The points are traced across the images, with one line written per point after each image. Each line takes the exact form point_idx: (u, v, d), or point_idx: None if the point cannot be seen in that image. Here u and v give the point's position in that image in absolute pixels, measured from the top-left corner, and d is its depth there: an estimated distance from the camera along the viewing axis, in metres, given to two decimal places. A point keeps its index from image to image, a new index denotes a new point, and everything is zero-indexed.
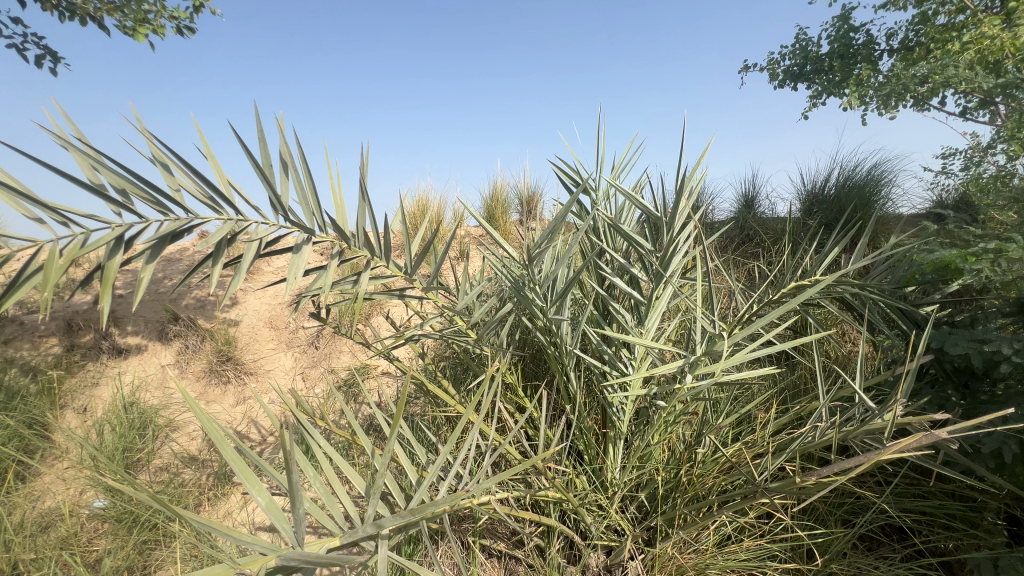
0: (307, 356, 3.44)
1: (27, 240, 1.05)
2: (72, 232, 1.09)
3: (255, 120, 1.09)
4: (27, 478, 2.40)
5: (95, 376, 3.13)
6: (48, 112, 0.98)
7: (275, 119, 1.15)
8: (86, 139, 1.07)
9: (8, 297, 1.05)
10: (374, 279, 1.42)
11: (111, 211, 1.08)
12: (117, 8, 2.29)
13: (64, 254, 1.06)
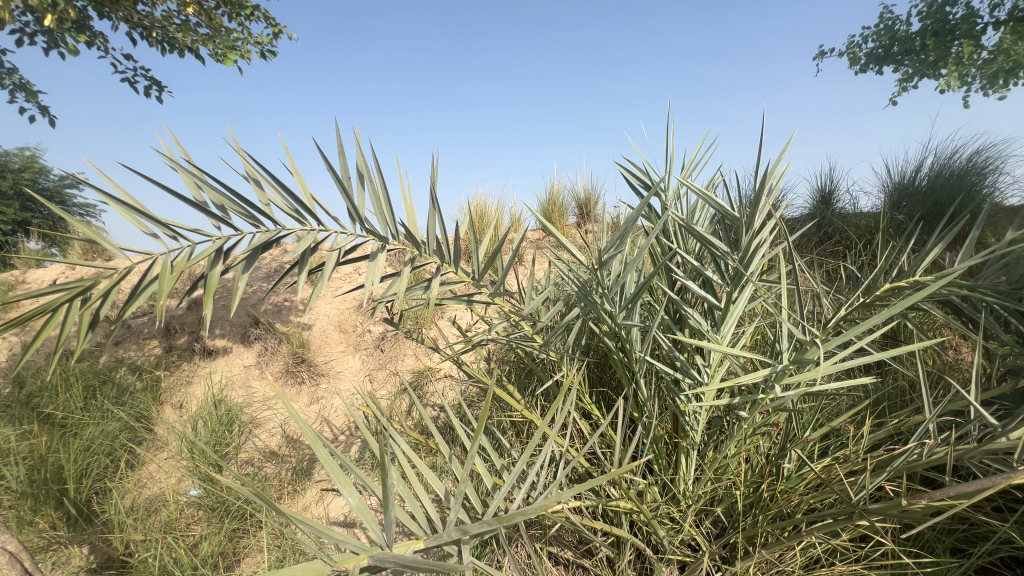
0: (374, 358, 3.59)
1: (144, 253, 1.17)
2: (179, 245, 1.21)
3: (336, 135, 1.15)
4: (136, 466, 2.66)
5: (189, 374, 3.43)
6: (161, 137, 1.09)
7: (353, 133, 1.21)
8: (191, 160, 1.18)
9: (130, 304, 1.18)
10: (444, 285, 1.45)
11: (212, 225, 1.18)
12: (210, 39, 2.50)
13: (174, 265, 1.17)
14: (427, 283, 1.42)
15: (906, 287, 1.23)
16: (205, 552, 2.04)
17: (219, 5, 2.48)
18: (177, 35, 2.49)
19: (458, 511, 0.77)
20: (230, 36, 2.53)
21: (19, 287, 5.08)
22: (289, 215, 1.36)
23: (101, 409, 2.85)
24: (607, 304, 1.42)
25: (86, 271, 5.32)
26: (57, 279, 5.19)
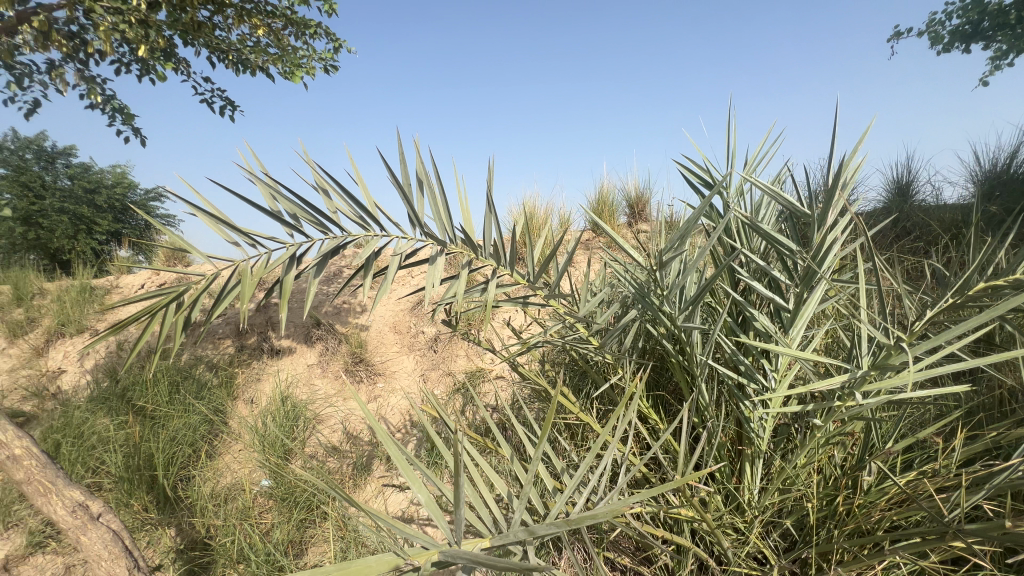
0: (427, 358, 3.69)
1: (228, 260, 1.27)
2: (257, 252, 1.30)
3: (398, 144, 1.20)
4: (214, 456, 2.88)
5: (258, 372, 3.66)
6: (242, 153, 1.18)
7: (414, 142, 1.26)
8: (267, 173, 1.26)
9: (219, 307, 1.28)
10: (500, 288, 1.47)
11: (286, 233, 1.26)
12: (278, 58, 2.67)
13: (254, 271, 1.26)
14: (485, 285, 1.45)
15: (1006, 287, 1.11)
16: (277, 539, 2.18)
17: (286, 26, 2.64)
18: (250, 56, 2.65)
19: (522, 511, 0.79)
20: (297, 54, 2.69)
21: (113, 291, 5.62)
22: (354, 222, 1.44)
23: (184, 403, 3.10)
24: (666, 306, 1.39)
25: (168, 276, 5.80)
26: (144, 283, 5.70)
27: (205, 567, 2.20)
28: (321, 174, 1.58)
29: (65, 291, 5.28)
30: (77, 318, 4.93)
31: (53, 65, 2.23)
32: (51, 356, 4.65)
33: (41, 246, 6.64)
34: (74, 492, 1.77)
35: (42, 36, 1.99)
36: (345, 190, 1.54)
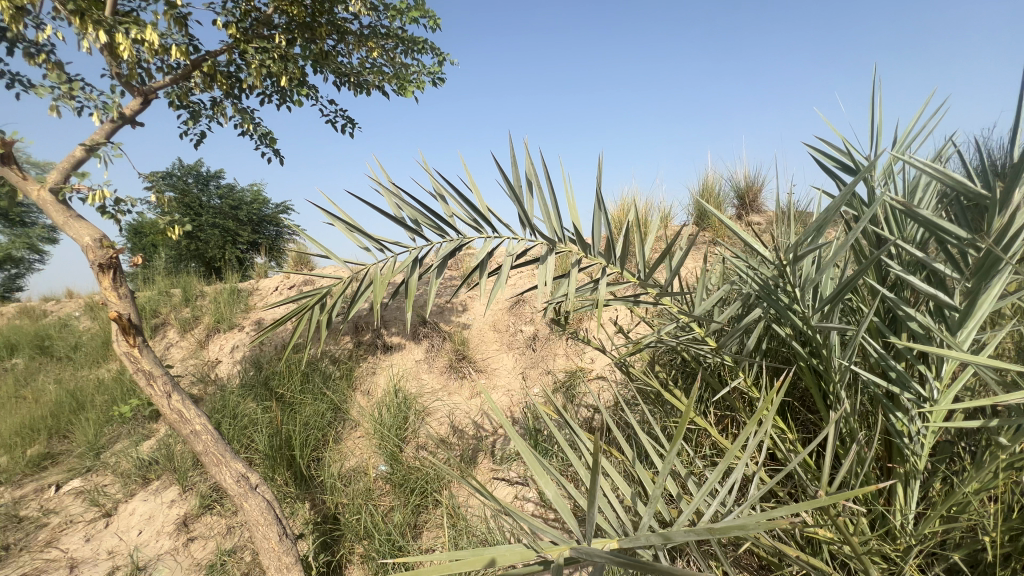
0: (526, 357, 3.76)
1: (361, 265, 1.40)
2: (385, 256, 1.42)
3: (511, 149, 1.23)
4: (338, 441, 3.19)
5: (373, 365, 3.97)
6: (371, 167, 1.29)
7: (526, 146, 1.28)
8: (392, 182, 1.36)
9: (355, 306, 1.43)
10: (611, 286, 1.45)
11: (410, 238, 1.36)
12: (392, 77, 2.89)
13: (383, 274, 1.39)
14: (596, 284, 1.44)
15: None
16: (397, 522, 2.35)
17: (398, 45, 2.84)
18: (368, 77, 2.90)
19: (650, 519, 0.78)
20: (408, 71, 2.88)
21: (254, 293, 6.48)
22: (468, 225, 1.52)
23: (313, 392, 3.50)
24: (796, 305, 1.27)
25: (296, 279, 6.55)
26: (278, 286, 6.50)
27: (335, 540, 2.40)
28: (438, 180, 1.69)
29: (219, 293, 6.20)
30: (229, 316, 5.77)
31: (216, 102, 2.63)
32: (210, 349, 5.48)
33: (199, 255, 7.85)
34: (238, 464, 2.07)
35: (209, 78, 2.34)
36: (460, 195, 1.62)
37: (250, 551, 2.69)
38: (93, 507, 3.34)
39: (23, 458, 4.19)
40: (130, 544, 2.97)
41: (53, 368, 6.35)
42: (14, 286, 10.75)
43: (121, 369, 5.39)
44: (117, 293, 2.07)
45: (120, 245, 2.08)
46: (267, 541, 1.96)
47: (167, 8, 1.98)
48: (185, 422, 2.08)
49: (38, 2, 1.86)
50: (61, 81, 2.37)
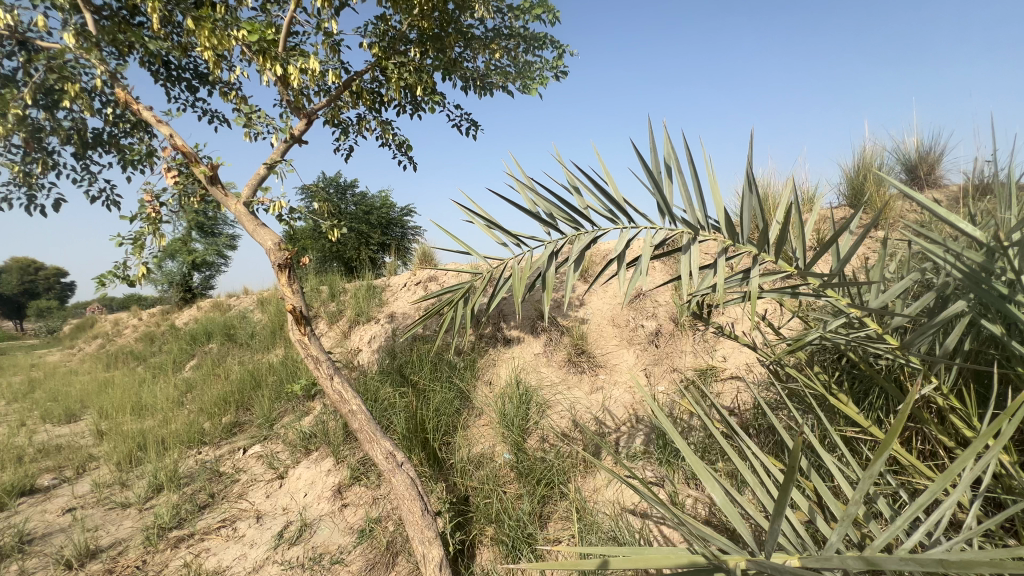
0: (649, 353, 3.63)
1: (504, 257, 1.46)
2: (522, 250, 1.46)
3: (654, 136, 1.18)
4: (465, 427, 3.36)
5: (495, 357, 4.12)
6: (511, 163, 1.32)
7: (669, 131, 1.21)
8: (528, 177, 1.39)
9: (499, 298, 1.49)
10: (765, 277, 1.32)
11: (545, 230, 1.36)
12: (517, 76, 2.96)
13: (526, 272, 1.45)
14: (746, 274, 1.33)
15: None
16: (526, 510, 2.42)
17: (521, 44, 2.91)
18: (494, 79, 3.00)
19: (840, 542, 0.70)
20: (530, 68, 2.93)
21: (386, 288, 7.17)
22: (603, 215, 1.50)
23: (442, 382, 3.74)
24: (1021, 297, 1.02)
25: (421, 276, 7.08)
26: (406, 282, 7.10)
27: (467, 521, 2.53)
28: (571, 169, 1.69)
29: (358, 289, 6.96)
30: (366, 310, 6.44)
31: (362, 118, 2.92)
32: (352, 338, 6.18)
33: (340, 256, 8.89)
34: (387, 442, 2.30)
35: (357, 96, 2.60)
36: (593, 184, 1.60)
37: (394, 521, 2.98)
38: (271, 469, 3.98)
39: (220, 425, 5.13)
40: (299, 504, 3.47)
41: (237, 353, 7.66)
42: (207, 285, 13.21)
43: (285, 355, 6.32)
44: (291, 288, 2.40)
45: (292, 247, 2.41)
46: (412, 514, 2.14)
47: (326, 37, 2.24)
48: (344, 402, 2.36)
49: (233, 48, 2.23)
50: (246, 112, 2.82)
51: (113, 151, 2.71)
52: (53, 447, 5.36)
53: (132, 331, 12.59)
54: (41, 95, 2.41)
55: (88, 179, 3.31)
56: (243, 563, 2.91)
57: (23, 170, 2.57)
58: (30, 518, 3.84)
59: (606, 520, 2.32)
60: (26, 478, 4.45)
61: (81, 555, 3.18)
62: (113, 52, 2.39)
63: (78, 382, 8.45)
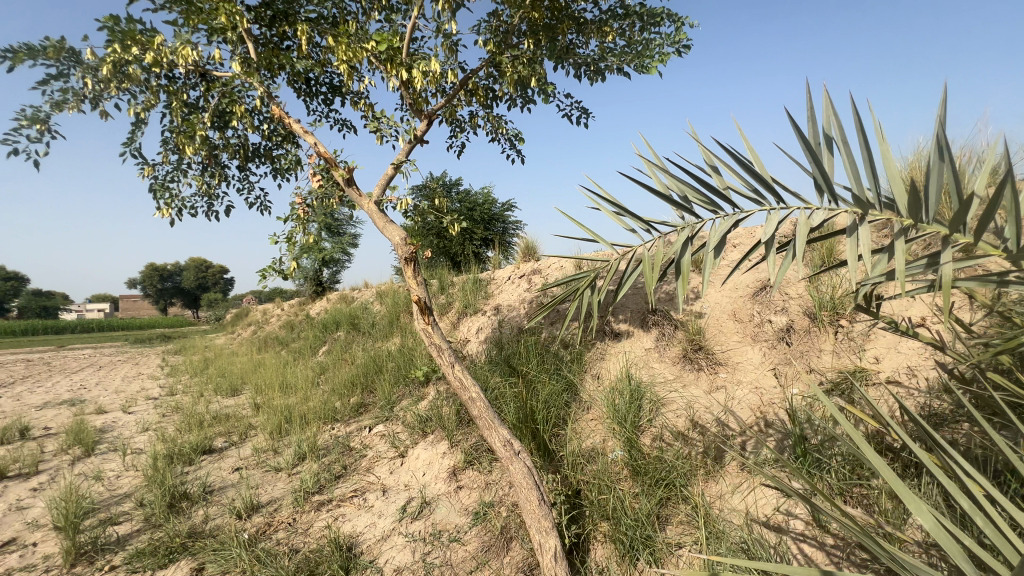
0: (778, 352, 3.30)
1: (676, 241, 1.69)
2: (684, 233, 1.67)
3: (803, 123, 1.21)
4: (575, 420, 3.34)
5: (603, 351, 4.04)
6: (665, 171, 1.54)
7: (821, 114, 1.22)
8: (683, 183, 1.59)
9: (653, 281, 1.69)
10: (961, 264, 1.11)
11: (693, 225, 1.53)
12: (636, 56, 2.83)
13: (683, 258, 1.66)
14: (935, 263, 1.13)
15: None
16: (644, 509, 2.33)
17: (636, 22, 2.78)
18: (610, 61, 2.90)
19: None
20: (646, 46, 2.79)
21: (491, 281, 7.44)
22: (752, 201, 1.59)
23: (551, 374, 3.75)
24: None
25: (524, 269, 7.21)
26: (510, 276, 7.26)
27: (580, 515, 2.50)
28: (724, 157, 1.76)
29: (465, 282, 7.31)
30: (473, 302, 6.73)
31: (476, 114, 3.01)
32: (460, 329, 6.48)
33: (447, 251, 9.38)
34: (504, 430, 2.37)
35: (472, 93, 2.68)
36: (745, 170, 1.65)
37: (507, 507, 3.07)
38: (393, 449, 4.33)
39: (350, 405, 5.72)
40: (418, 481, 3.71)
41: (360, 341, 8.46)
42: (334, 279, 14.84)
43: (402, 344, 6.83)
44: (416, 280, 2.55)
45: (416, 241, 2.55)
46: (529, 503, 2.17)
47: (445, 38, 2.33)
48: (465, 389, 2.47)
49: (364, 58, 2.43)
50: (375, 118, 3.06)
51: (269, 162, 3.11)
52: (223, 416, 6.38)
53: (276, 320, 14.55)
54: (216, 117, 2.83)
55: (248, 187, 3.84)
56: (373, 531, 3.19)
57: (203, 182, 3.06)
58: (209, 473, 4.62)
59: (734, 531, 2.16)
60: (205, 440, 5.36)
61: (247, 508, 3.74)
62: (268, 74, 2.73)
63: (238, 362, 9.97)
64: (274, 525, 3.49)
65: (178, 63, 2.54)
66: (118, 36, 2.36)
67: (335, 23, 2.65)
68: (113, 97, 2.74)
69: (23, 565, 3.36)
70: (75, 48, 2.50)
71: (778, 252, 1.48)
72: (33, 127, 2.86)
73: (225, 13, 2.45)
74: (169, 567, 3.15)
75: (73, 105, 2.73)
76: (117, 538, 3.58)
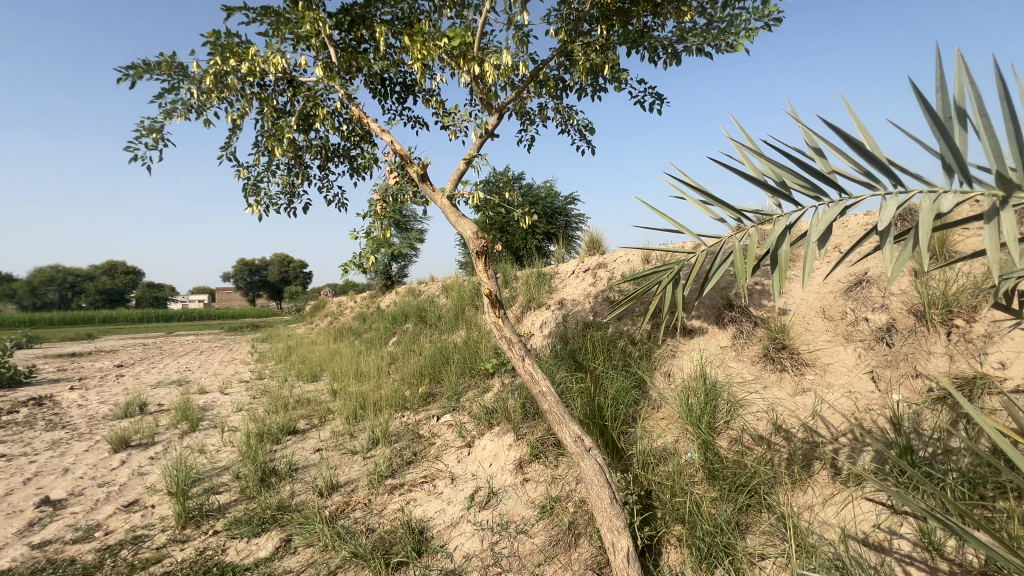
0: (876, 353, 3.01)
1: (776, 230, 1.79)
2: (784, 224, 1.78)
3: (921, 127, 1.21)
4: (645, 418, 3.24)
5: (674, 348, 3.88)
6: (769, 191, 1.69)
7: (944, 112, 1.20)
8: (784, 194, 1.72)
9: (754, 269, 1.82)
10: None
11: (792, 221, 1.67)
12: (720, 34, 2.66)
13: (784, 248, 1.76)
14: None
15: None
16: (724, 515, 2.22)
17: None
18: (691, 41, 2.76)
19: None
20: (730, 23, 2.62)
21: (554, 276, 7.42)
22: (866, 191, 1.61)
23: (620, 370, 3.66)
24: None
25: (589, 263, 7.10)
26: (574, 270, 7.19)
27: (652, 517, 2.42)
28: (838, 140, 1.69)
29: (529, 277, 7.34)
30: (537, 297, 6.73)
31: (545, 106, 2.98)
32: (525, 322, 6.51)
33: (511, 246, 9.46)
34: (575, 426, 2.34)
35: (542, 84, 2.65)
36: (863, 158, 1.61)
37: (574, 503, 3.05)
38: (461, 438, 4.45)
39: (418, 394, 5.94)
40: (485, 472, 3.77)
41: (427, 332, 8.75)
42: (402, 273, 15.49)
43: (468, 337, 6.98)
44: (487, 274, 2.58)
45: (488, 235, 2.58)
46: (601, 501, 2.13)
47: (516, 30, 2.32)
48: (535, 382, 2.47)
49: (438, 56, 2.48)
50: (446, 115, 3.12)
51: (347, 161, 3.28)
52: (305, 400, 6.88)
53: (350, 312, 15.42)
54: (301, 121, 3.01)
55: (329, 186, 4.07)
56: (443, 516, 3.29)
57: (290, 181, 3.28)
58: (294, 452, 4.99)
59: (827, 547, 1.99)
60: (290, 422, 5.79)
61: (329, 487, 4.01)
62: (348, 77, 2.87)
63: (317, 351, 10.68)
64: (352, 504, 3.70)
65: (269, 71, 2.74)
66: (219, 50, 2.58)
67: (410, 23, 2.73)
68: (214, 107, 3.00)
69: (143, 524, 3.82)
70: (184, 63, 2.76)
71: (893, 243, 1.46)
72: (150, 137, 3.20)
73: (311, 21, 2.60)
74: (262, 535, 3.45)
75: (182, 115, 3.02)
76: (219, 506, 3.97)
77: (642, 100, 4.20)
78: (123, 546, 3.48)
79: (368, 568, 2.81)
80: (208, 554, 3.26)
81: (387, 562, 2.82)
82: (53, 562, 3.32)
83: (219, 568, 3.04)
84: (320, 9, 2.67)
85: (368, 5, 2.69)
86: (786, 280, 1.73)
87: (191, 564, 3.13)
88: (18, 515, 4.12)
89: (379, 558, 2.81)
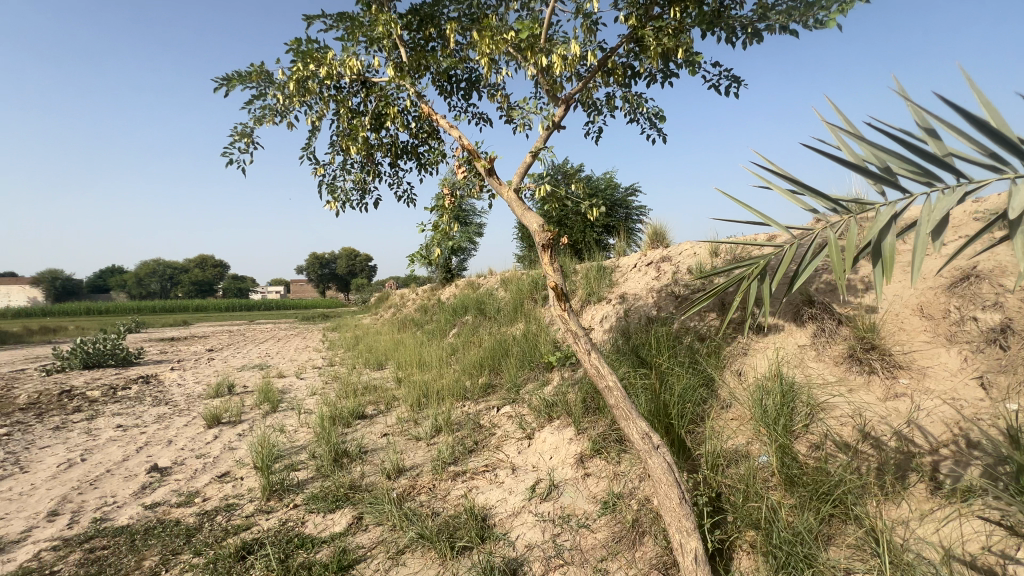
0: (986, 357, 2.70)
1: (887, 224, 1.75)
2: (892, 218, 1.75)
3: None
4: (713, 418, 3.11)
5: (746, 346, 3.70)
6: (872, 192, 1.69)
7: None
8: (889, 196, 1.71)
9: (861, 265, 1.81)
10: None
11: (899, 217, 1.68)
12: (809, 8, 2.47)
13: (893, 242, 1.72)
14: None
15: None
16: (804, 523, 2.09)
17: None
18: (775, 18, 2.58)
19: None
20: None
21: (615, 270, 7.29)
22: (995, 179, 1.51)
23: (687, 366, 3.54)
24: None
25: (652, 256, 6.91)
26: (636, 264, 7.03)
27: (723, 520, 2.33)
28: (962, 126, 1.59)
29: (589, 270, 7.26)
30: (598, 291, 6.65)
31: (612, 95, 2.92)
32: (584, 316, 6.45)
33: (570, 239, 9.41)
34: (643, 423, 2.30)
35: (610, 73, 2.60)
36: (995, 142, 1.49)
37: (638, 500, 3.00)
38: (521, 430, 4.50)
39: (479, 385, 6.08)
40: (546, 464, 3.79)
41: (486, 325, 8.91)
42: (462, 266, 15.87)
43: (527, 330, 7.03)
44: (553, 267, 2.58)
45: (554, 228, 2.57)
46: (670, 500, 2.08)
47: (585, 19, 2.28)
48: (601, 377, 2.45)
49: (504, 50, 2.50)
50: (510, 109, 3.14)
51: (416, 158, 3.39)
52: (372, 387, 7.25)
53: (411, 304, 16.00)
54: (373, 120, 3.14)
55: (398, 182, 4.23)
56: (505, 505, 3.35)
57: (362, 179, 3.44)
58: (363, 435, 5.28)
59: (925, 567, 1.83)
60: (359, 407, 6.13)
61: (396, 470, 4.21)
62: (417, 75, 2.96)
63: (382, 340, 11.20)
64: (417, 488, 3.86)
65: (345, 74, 2.88)
66: (302, 56, 2.75)
67: (477, 19, 2.77)
68: (295, 110, 3.20)
69: (234, 494, 4.20)
70: (270, 72, 2.97)
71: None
72: (241, 141, 3.48)
73: (383, 23, 2.70)
74: (336, 511, 3.68)
75: (268, 119, 3.26)
76: (298, 482, 4.29)
77: (717, 83, 3.99)
78: (218, 513, 3.85)
79: (434, 550, 2.93)
80: (290, 525, 3.54)
81: (452, 545, 2.92)
82: (162, 522, 3.74)
83: (299, 538, 3.29)
84: (391, 11, 2.77)
85: (437, 4, 2.75)
86: (893, 269, 1.69)
87: (275, 533, 3.41)
88: (132, 479, 4.68)
89: (444, 541, 2.92)
